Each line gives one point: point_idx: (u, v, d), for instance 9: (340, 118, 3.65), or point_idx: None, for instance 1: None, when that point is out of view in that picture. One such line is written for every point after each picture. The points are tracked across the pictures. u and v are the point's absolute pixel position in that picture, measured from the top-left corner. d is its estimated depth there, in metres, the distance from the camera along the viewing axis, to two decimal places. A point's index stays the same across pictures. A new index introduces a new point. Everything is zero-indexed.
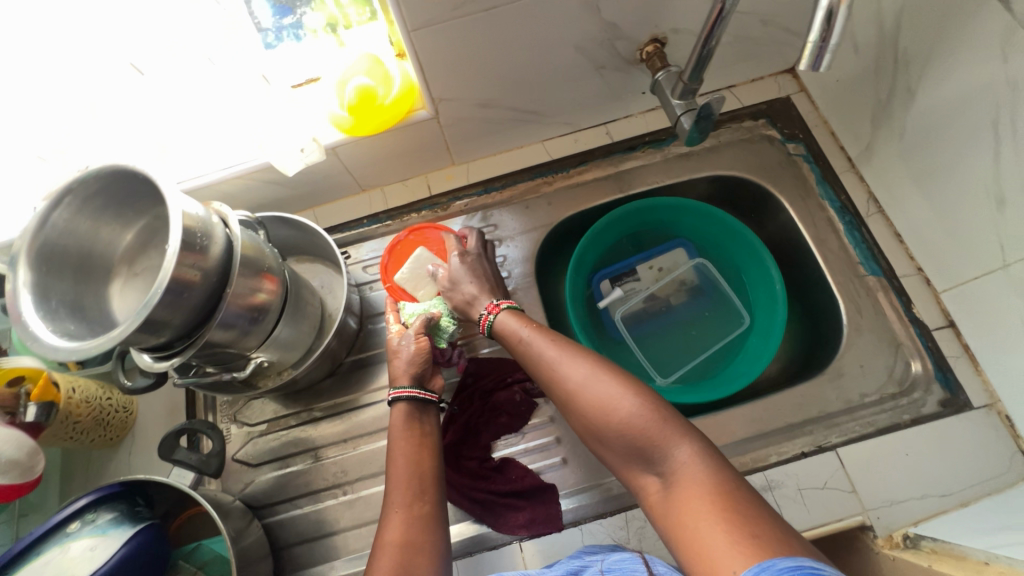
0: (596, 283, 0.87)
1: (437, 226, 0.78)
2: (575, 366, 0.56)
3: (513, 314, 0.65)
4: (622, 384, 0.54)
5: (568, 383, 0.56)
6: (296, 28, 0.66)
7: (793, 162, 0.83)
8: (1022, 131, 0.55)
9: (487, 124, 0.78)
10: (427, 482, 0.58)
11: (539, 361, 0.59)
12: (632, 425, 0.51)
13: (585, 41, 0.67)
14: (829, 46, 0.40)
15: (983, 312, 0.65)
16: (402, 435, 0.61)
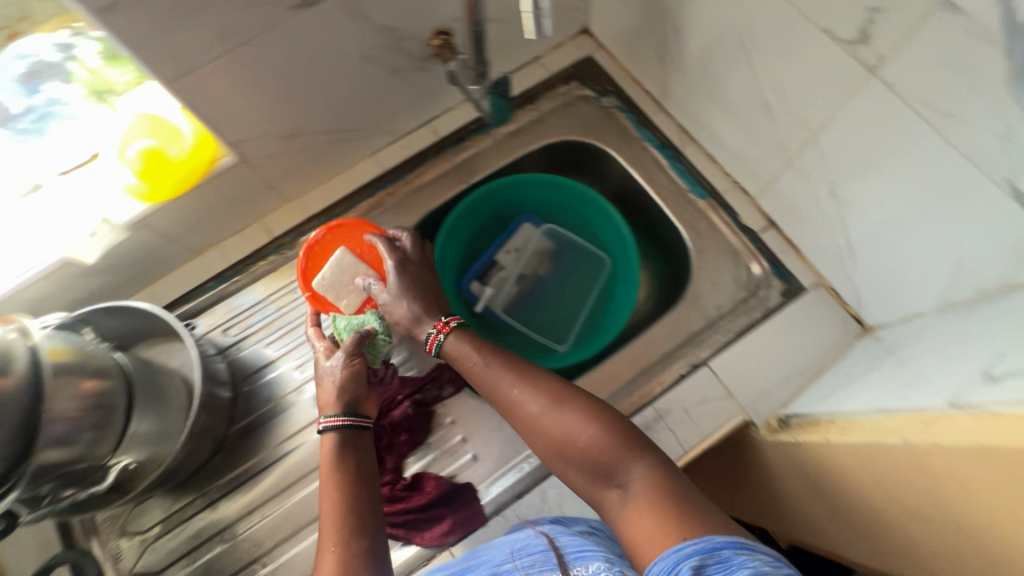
0: (465, 288, 0.87)
1: (361, 225, 0.73)
2: (536, 393, 0.56)
3: (461, 335, 0.63)
4: (584, 404, 0.54)
5: (529, 409, 0.56)
6: (52, 106, 0.62)
7: (611, 114, 0.88)
8: (761, 42, 0.62)
9: (304, 153, 0.75)
10: (365, 512, 0.53)
11: (497, 391, 0.58)
12: (595, 445, 0.52)
13: (369, 50, 0.67)
14: (543, 12, 0.42)
15: (789, 206, 0.73)
16: (334, 464, 0.56)
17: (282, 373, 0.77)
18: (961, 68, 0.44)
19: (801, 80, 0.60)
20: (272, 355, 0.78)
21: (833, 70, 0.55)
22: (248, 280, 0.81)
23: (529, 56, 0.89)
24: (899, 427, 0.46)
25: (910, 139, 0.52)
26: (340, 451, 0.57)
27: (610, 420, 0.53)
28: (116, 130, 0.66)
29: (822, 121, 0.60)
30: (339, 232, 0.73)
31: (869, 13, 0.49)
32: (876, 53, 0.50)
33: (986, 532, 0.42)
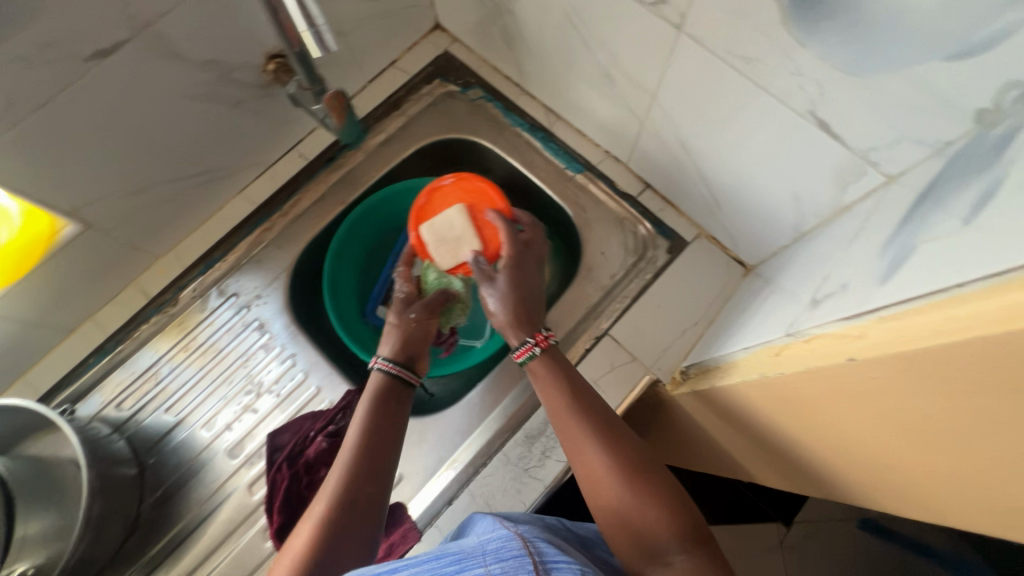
0: (371, 315, 0.85)
1: (481, 207, 0.75)
2: (612, 452, 0.51)
3: (544, 359, 0.60)
4: (659, 482, 0.49)
5: (597, 463, 0.51)
6: None
7: (479, 106, 0.88)
8: (585, 15, 0.63)
9: (159, 205, 0.72)
10: (382, 464, 0.55)
11: (568, 433, 0.55)
12: (657, 525, 0.46)
13: (196, 87, 0.64)
14: (322, 29, 0.42)
15: (655, 166, 0.75)
16: (372, 410, 0.59)
17: (189, 435, 0.74)
18: (744, 14, 0.46)
19: (629, 45, 0.61)
20: (175, 419, 0.74)
21: (649, 31, 0.57)
22: (133, 348, 0.76)
23: (384, 62, 0.87)
24: (757, 362, 0.48)
25: (728, 87, 0.54)
26: (385, 401, 0.60)
27: (681, 513, 0.47)
28: None
29: (655, 82, 0.62)
30: (461, 183, 0.77)
31: None
32: (677, 9, 0.51)
33: (847, 443, 0.44)
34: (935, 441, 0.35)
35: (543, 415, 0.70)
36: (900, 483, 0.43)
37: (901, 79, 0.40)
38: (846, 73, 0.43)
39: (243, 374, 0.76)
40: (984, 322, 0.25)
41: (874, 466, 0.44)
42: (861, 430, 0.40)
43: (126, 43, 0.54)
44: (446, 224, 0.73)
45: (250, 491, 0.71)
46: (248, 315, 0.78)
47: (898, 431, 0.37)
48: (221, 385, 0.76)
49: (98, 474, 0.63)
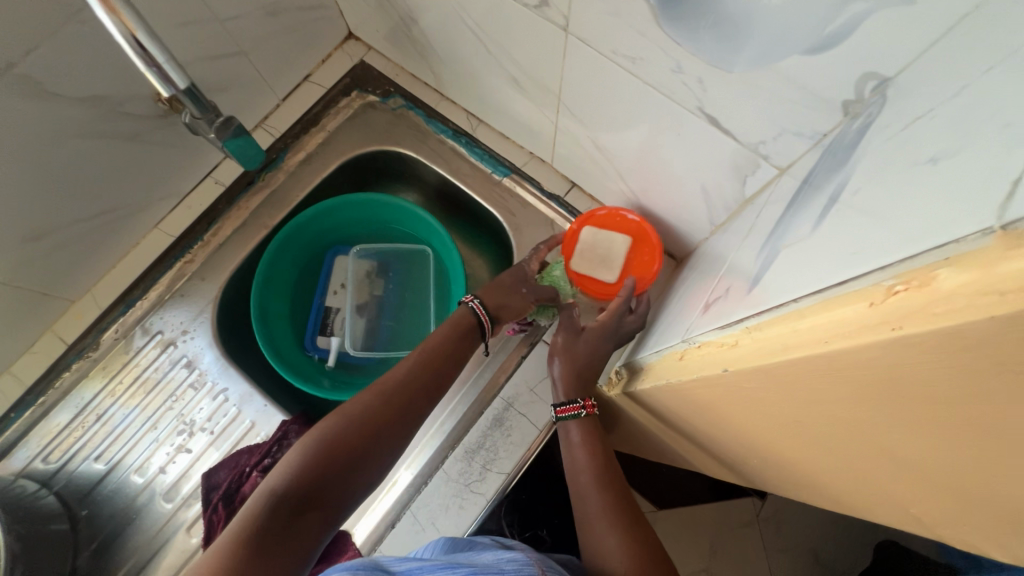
0: (313, 350, 0.83)
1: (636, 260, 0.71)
2: (622, 527, 0.54)
3: (583, 424, 0.62)
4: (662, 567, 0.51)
5: (607, 538, 0.53)
6: None
7: (401, 115, 0.85)
8: (481, 20, 0.61)
9: (63, 250, 0.69)
10: (430, 386, 0.59)
11: (585, 502, 0.57)
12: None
13: (82, 126, 0.61)
14: (163, 65, 0.47)
15: (578, 166, 0.74)
16: (448, 336, 0.64)
17: (123, 481, 0.72)
18: (621, 15, 0.45)
19: (527, 48, 0.59)
20: (106, 467, 0.72)
21: (542, 34, 0.55)
22: (57, 397, 0.74)
23: (298, 78, 0.84)
24: (665, 367, 0.48)
25: (624, 87, 0.53)
26: (462, 331, 0.65)
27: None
28: None
29: (558, 83, 0.61)
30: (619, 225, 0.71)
31: None
32: (561, 12, 0.50)
33: (748, 445, 0.44)
34: (808, 450, 0.34)
35: (480, 428, 0.70)
36: (798, 482, 0.43)
37: (770, 75, 0.39)
38: (725, 71, 0.42)
39: (174, 413, 0.74)
40: (814, 339, 0.25)
41: (775, 466, 0.44)
42: (753, 435, 0.40)
43: None
44: (603, 242, 0.70)
45: (189, 534, 0.70)
46: (175, 352, 0.76)
47: (779, 438, 0.36)
48: (152, 427, 0.74)
49: (17, 536, 0.61)
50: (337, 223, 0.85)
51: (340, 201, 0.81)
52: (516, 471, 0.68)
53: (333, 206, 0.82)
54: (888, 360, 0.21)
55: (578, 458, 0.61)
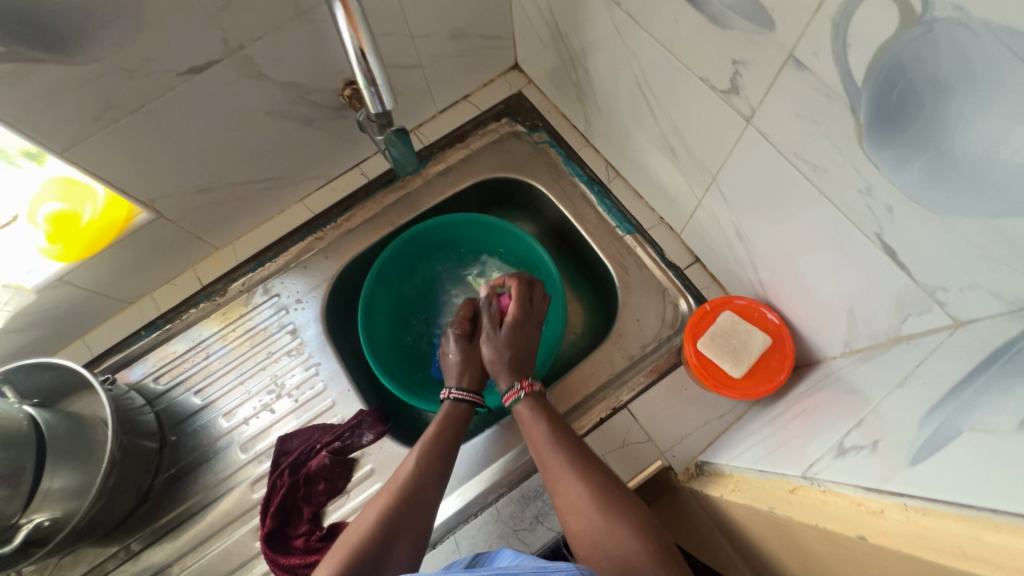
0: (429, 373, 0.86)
1: (771, 366, 0.63)
2: (585, 480, 0.56)
3: (531, 401, 0.66)
4: (630, 505, 0.54)
5: (576, 493, 0.56)
6: None
7: (541, 150, 0.87)
8: (655, 88, 0.62)
9: (224, 204, 0.77)
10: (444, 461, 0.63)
11: (547, 464, 0.60)
12: (628, 548, 0.50)
13: (276, 105, 0.68)
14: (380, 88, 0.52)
15: (709, 243, 0.71)
16: (450, 419, 0.68)
17: (211, 420, 0.78)
18: (819, 124, 0.43)
19: (695, 124, 0.59)
20: (200, 404, 0.79)
21: (718, 116, 0.54)
22: (180, 328, 0.82)
23: (458, 95, 0.89)
24: (771, 493, 0.44)
25: (793, 188, 0.51)
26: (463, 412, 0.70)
27: (652, 533, 0.51)
28: (26, 194, 0.68)
29: (718, 164, 0.59)
30: (769, 329, 0.64)
31: (735, 64, 0.47)
32: (748, 103, 0.49)
33: None
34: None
35: (542, 477, 0.69)
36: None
37: (980, 228, 0.36)
38: (927, 209, 0.39)
39: (268, 373, 0.79)
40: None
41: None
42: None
43: (217, 62, 0.59)
44: (742, 338, 0.64)
45: (250, 488, 0.74)
46: (285, 317, 0.82)
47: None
48: (247, 379, 0.80)
49: (121, 445, 0.69)
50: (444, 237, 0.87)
51: (456, 217, 0.85)
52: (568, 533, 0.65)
53: (451, 221, 0.85)
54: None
55: (534, 432, 0.63)
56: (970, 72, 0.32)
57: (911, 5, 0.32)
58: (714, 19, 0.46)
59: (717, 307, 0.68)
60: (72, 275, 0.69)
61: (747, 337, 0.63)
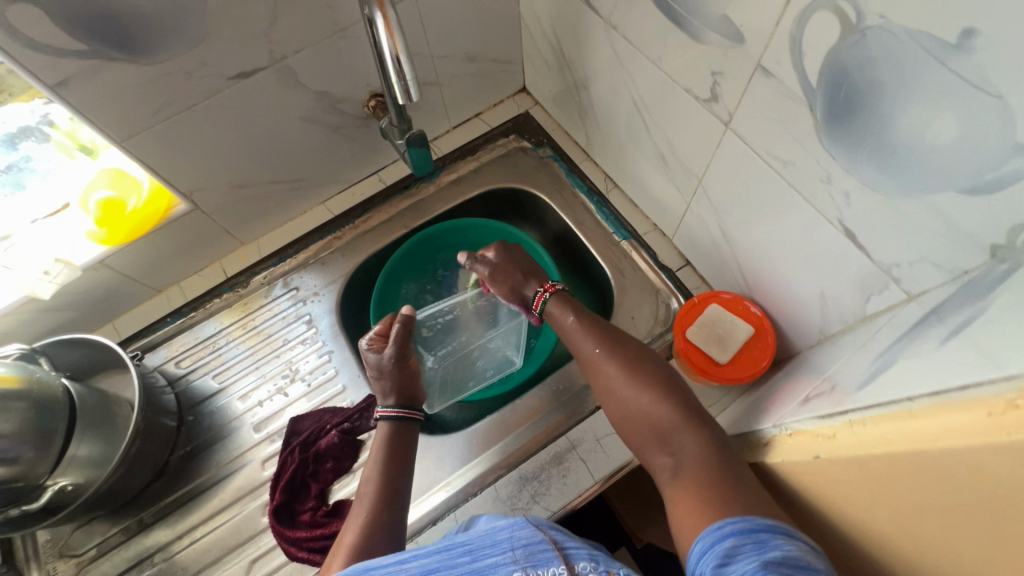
0: None
1: (754, 354, 0.68)
2: (616, 357, 0.61)
3: (557, 299, 0.70)
4: (666, 385, 0.58)
5: (607, 367, 0.61)
6: (42, 141, 0.68)
7: (546, 164, 0.95)
8: (647, 102, 0.69)
9: (254, 201, 0.84)
10: (396, 488, 0.61)
11: (581, 348, 0.64)
12: (660, 419, 0.55)
13: (307, 112, 0.76)
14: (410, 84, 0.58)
15: (699, 245, 0.78)
16: (387, 447, 0.65)
17: (227, 402, 0.82)
18: (785, 123, 0.50)
19: (683, 132, 0.66)
20: (217, 387, 0.83)
21: (701, 123, 0.61)
22: (203, 316, 0.87)
23: (471, 113, 0.98)
24: (748, 446, 0.49)
25: (766, 184, 0.57)
26: (398, 432, 0.67)
27: (678, 401, 0.56)
28: (76, 180, 0.75)
29: (703, 168, 0.66)
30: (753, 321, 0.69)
31: (713, 75, 0.55)
32: (726, 109, 0.56)
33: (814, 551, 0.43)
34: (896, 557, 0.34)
35: (540, 459, 0.72)
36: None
37: (920, 205, 0.42)
38: (875, 192, 0.45)
39: (283, 359, 0.84)
40: (923, 436, 0.27)
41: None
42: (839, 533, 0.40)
43: (263, 70, 0.67)
44: (727, 328, 0.69)
45: (261, 466, 0.78)
46: (302, 308, 0.87)
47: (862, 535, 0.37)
48: (263, 364, 0.84)
49: (145, 418, 0.73)
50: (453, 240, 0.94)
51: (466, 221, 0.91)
52: (563, 512, 0.68)
53: (461, 224, 0.92)
54: (992, 451, 0.23)
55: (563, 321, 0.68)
56: (896, 72, 0.38)
57: (848, 16, 0.39)
58: (696, 37, 0.54)
59: (705, 301, 0.73)
60: (112, 258, 0.75)
61: (732, 327, 0.68)
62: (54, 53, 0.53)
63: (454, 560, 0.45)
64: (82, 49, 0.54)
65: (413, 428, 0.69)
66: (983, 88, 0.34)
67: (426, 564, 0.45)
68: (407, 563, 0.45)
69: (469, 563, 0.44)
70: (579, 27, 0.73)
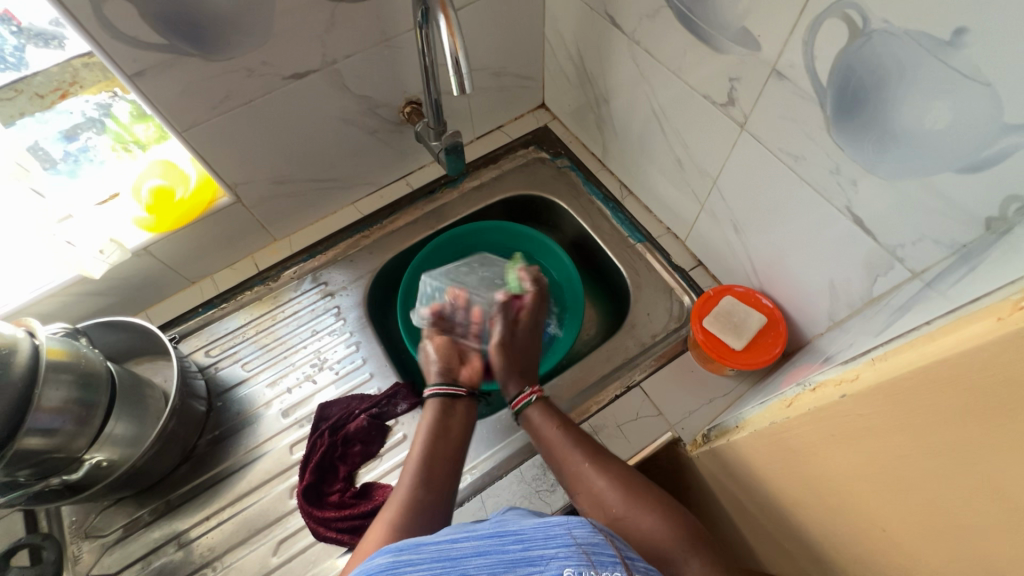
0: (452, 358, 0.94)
1: (766, 343, 0.72)
2: (605, 472, 0.62)
3: (541, 407, 0.70)
4: (651, 493, 0.59)
5: (596, 484, 0.61)
6: (99, 128, 0.72)
7: (563, 173, 1.01)
8: (665, 111, 0.76)
9: (291, 197, 0.88)
10: (441, 470, 0.62)
11: (566, 461, 0.65)
12: (658, 534, 0.56)
13: (349, 114, 0.82)
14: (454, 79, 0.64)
15: (711, 245, 0.83)
16: (435, 427, 0.66)
17: (254, 391, 0.84)
18: (797, 121, 0.56)
19: (699, 135, 0.72)
20: (245, 375, 0.85)
21: (717, 127, 0.68)
22: (233, 308, 0.90)
23: (493, 125, 1.04)
24: (769, 414, 0.51)
25: (777, 181, 0.63)
26: (446, 410, 0.68)
27: (674, 518, 0.57)
28: (129, 173, 0.79)
29: (717, 170, 0.72)
30: (764, 313, 0.74)
31: (731, 81, 0.61)
32: (742, 112, 0.62)
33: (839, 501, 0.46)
34: (910, 507, 0.37)
35: None
36: (878, 569, 0.44)
37: (924, 187, 0.48)
38: (880, 178, 0.51)
39: (311, 349, 0.87)
40: (936, 351, 0.32)
41: (858, 551, 0.45)
42: (851, 497, 0.43)
43: (315, 72, 0.73)
44: (741, 319, 0.73)
45: (288, 450, 0.80)
46: (330, 302, 0.90)
47: (878, 491, 0.40)
48: (291, 354, 0.87)
49: (180, 398, 0.75)
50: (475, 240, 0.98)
51: (489, 223, 0.96)
52: None
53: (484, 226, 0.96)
54: (997, 343, 0.28)
55: (544, 433, 0.68)
56: (899, 67, 0.44)
57: (855, 22, 0.46)
58: (715, 48, 0.61)
59: (719, 294, 0.78)
60: (156, 246, 0.79)
61: (744, 319, 0.73)
62: (136, 45, 0.58)
63: (505, 547, 0.42)
64: (163, 43, 0.60)
65: (462, 410, 0.70)
66: (975, 78, 0.40)
67: (478, 545, 0.42)
68: (459, 542, 0.43)
69: (522, 551, 0.42)
70: (602, 45, 0.80)
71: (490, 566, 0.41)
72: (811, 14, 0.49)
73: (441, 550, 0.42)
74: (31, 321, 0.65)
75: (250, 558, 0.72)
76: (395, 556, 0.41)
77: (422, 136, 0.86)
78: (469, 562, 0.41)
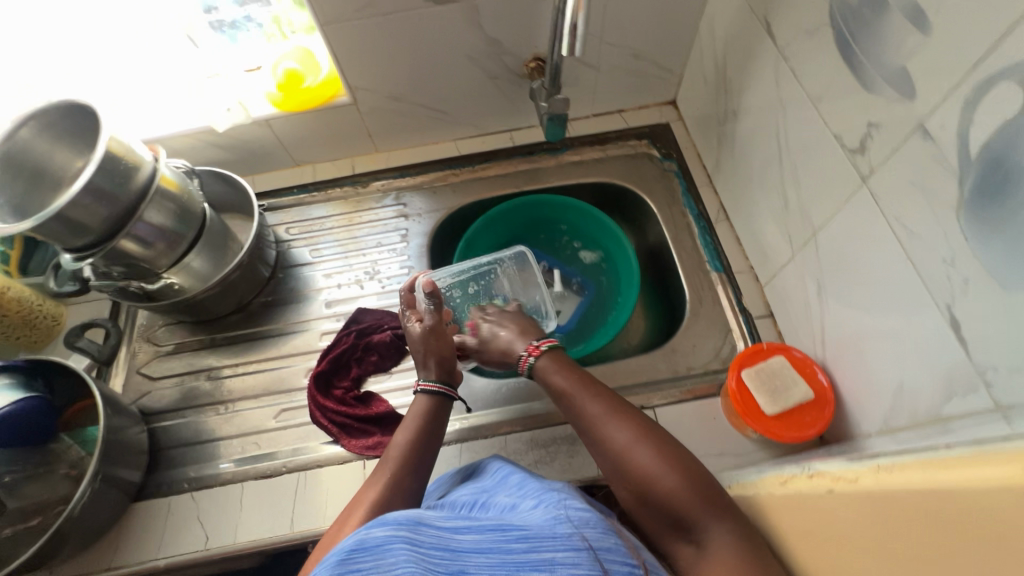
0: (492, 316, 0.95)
1: (803, 421, 0.65)
2: (622, 426, 0.54)
3: (553, 357, 0.65)
4: (672, 447, 0.51)
5: (616, 442, 0.53)
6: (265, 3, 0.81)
7: (666, 176, 0.96)
8: (789, 141, 0.69)
9: (400, 116, 0.93)
10: (423, 464, 0.58)
11: (583, 415, 0.58)
12: (675, 494, 0.47)
13: (475, 53, 0.84)
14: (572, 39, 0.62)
15: (789, 300, 0.75)
16: (423, 421, 0.62)
17: (311, 275, 0.92)
18: (927, 190, 0.48)
19: (816, 177, 0.64)
20: (311, 260, 0.93)
21: (837, 174, 0.60)
22: (319, 199, 0.98)
23: (615, 108, 1.01)
24: (761, 485, 0.48)
25: (881, 252, 0.55)
26: (434, 407, 0.64)
27: (692, 470, 0.49)
28: (275, 53, 0.88)
29: (822, 221, 0.64)
30: (817, 393, 0.66)
31: (870, 126, 0.54)
32: (869, 163, 0.55)
33: None
34: None
35: (555, 432, 0.74)
36: None
37: None
38: (997, 284, 0.43)
39: (370, 258, 0.93)
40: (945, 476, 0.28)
41: None
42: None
43: (455, 3, 0.75)
44: (784, 385, 0.67)
45: (318, 336, 0.87)
46: (402, 223, 0.95)
47: None
48: (350, 257, 0.93)
49: (250, 256, 0.84)
50: (549, 214, 0.97)
51: (571, 201, 0.94)
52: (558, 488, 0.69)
53: (566, 203, 0.95)
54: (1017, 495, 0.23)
55: (558, 382, 0.62)
56: None
57: None
58: (865, 85, 0.53)
59: (773, 350, 0.71)
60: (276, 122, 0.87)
61: (786, 386, 0.66)
62: None
63: (509, 544, 0.38)
64: None
65: (447, 409, 0.66)
66: None
67: (479, 541, 0.38)
68: (459, 534, 0.38)
69: (526, 551, 0.38)
70: (750, 55, 0.74)
71: (490, 565, 0.37)
72: (986, 70, 0.41)
73: (441, 537, 0.38)
74: (160, 148, 0.76)
75: (256, 411, 0.80)
76: (398, 531, 0.36)
77: (538, 97, 0.86)
78: (468, 558, 0.37)
